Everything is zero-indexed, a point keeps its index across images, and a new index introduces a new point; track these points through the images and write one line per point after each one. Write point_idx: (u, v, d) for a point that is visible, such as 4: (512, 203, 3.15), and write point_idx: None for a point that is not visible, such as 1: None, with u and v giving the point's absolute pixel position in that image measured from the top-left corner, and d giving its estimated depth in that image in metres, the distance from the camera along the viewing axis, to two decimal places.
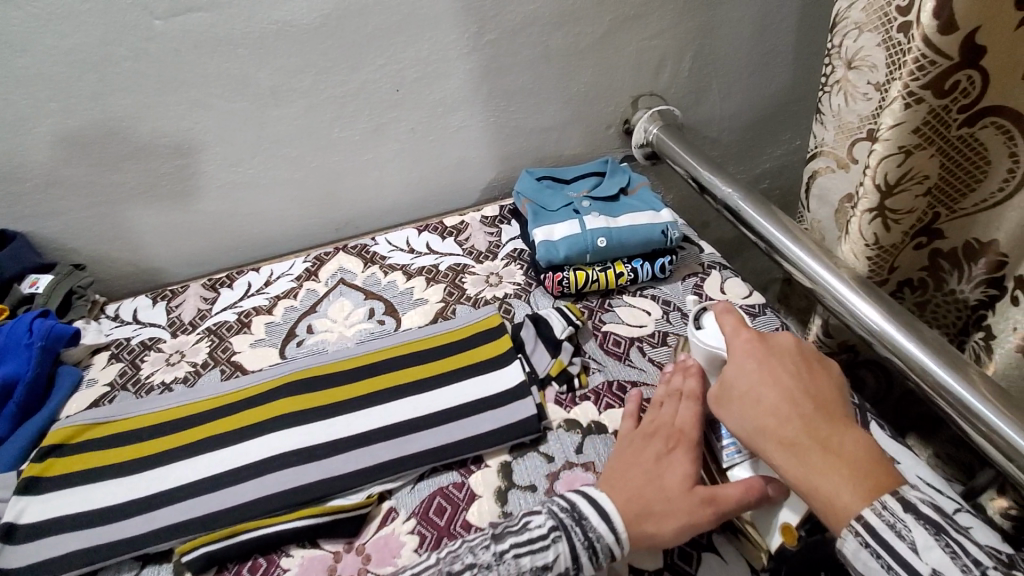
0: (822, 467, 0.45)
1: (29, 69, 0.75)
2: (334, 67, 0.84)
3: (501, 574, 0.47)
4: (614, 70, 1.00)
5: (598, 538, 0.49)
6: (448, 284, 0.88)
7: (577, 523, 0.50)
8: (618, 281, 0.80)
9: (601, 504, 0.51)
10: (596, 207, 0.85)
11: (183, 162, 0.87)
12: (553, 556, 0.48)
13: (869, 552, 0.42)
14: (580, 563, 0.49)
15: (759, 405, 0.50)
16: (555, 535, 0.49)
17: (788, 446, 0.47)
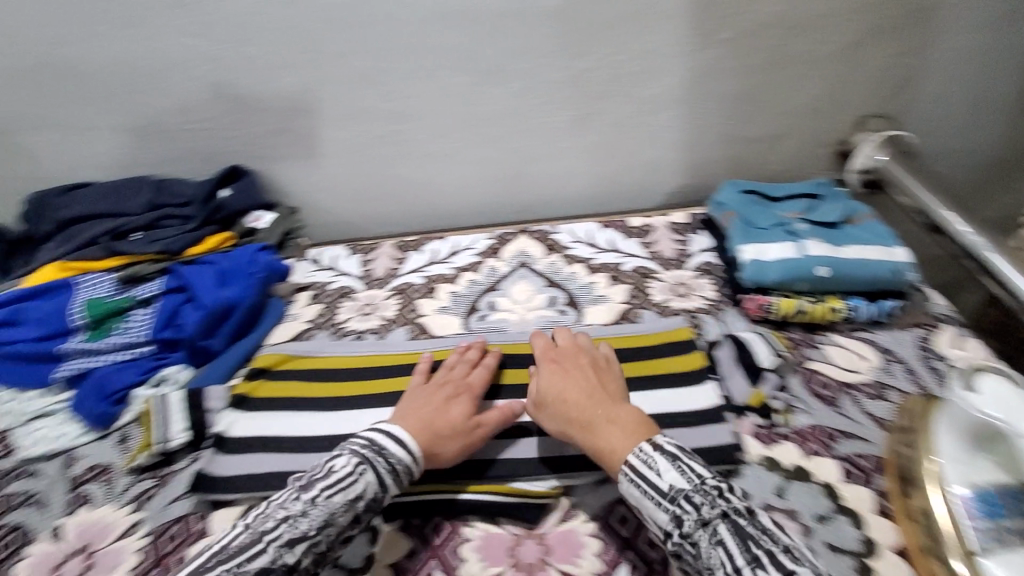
0: (605, 428, 0.55)
1: (295, 22, 0.80)
2: (561, 51, 0.84)
3: (316, 518, 0.49)
4: (846, 87, 0.92)
5: (397, 462, 0.55)
6: (632, 286, 0.85)
7: (378, 453, 0.54)
8: (831, 317, 0.73)
9: (391, 433, 0.56)
10: (814, 232, 0.78)
11: (399, 127, 0.91)
12: (366, 487, 0.52)
13: (636, 485, 0.50)
14: (386, 485, 0.54)
15: (564, 403, 0.58)
16: (361, 468, 0.52)
17: (579, 419, 0.57)
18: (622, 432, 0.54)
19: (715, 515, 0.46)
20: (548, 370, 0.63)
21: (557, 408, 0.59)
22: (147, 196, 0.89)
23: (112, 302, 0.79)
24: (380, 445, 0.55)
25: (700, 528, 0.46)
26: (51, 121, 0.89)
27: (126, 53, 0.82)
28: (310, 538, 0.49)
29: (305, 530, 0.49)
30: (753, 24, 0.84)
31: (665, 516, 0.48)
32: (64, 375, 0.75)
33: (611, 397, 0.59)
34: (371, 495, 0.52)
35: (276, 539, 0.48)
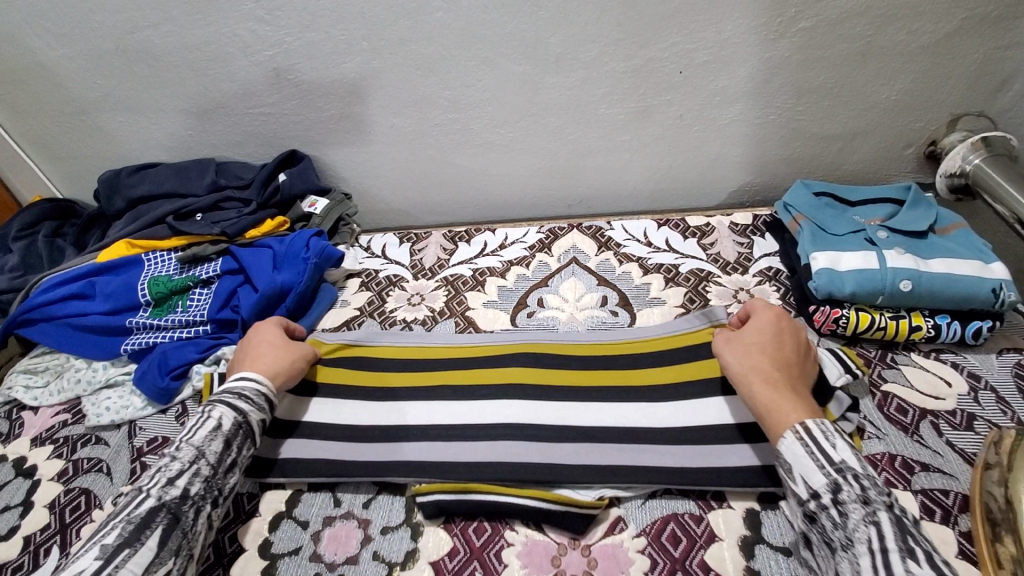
0: (787, 397, 0.55)
1: (355, 7, 0.79)
2: (626, 40, 0.80)
3: (182, 461, 0.55)
4: (942, 81, 0.83)
5: (243, 389, 0.62)
6: (689, 289, 0.81)
7: (225, 392, 0.62)
8: (911, 335, 0.67)
9: (241, 376, 0.64)
10: (898, 242, 0.71)
11: (455, 117, 0.90)
12: (220, 416, 0.59)
13: (805, 446, 0.51)
14: (245, 410, 0.61)
15: (758, 352, 0.60)
16: (209, 410, 0.59)
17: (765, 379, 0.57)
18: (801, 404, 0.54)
19: (881, 502, 0.47)
20: (750, 336, 0.62)
21: (746, 365, 0.59)
22: (210, 178, 0.92)
23: (176, 281, 0.82)
24: (230, 388, 0.63)
25: (858, 503, 0.47)
26: (125, 102, 0.93)
27: (193, 37, 0.84)
28: (192, 467, 0.55)
29: (182, 465, 0.55)
30: (844, 11, 0.76)
31: (824, 480, 0.49)
32: (128, 348, 0.78)
33: (793, 375, 0.58)
34: (232, 422, 0.60)
35: (156, 484, 0.54)
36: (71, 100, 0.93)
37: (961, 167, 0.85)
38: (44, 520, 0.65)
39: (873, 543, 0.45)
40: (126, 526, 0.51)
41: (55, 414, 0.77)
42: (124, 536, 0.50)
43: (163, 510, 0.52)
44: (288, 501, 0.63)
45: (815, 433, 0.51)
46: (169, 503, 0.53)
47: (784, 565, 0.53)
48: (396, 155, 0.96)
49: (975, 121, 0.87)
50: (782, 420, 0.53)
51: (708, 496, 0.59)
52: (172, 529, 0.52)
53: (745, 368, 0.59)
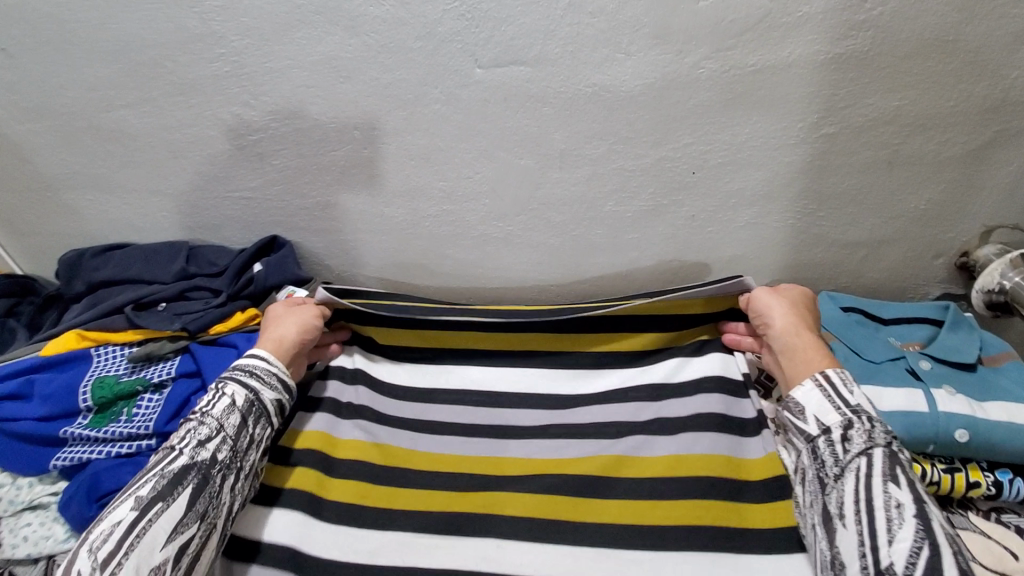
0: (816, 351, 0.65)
1: (348, 95, 0.74)
2: (635, 139, 0.75)
3: (203, 426, 0.62)
4: (974, 192, 0.77)
5: (253, 365, 0.68)
6: None
7: (236, 368, 0.68)
8: (968, 492, 0.57)
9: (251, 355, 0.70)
10: (943, 375, 0.63)
11: (450, 208, 0.84)
12: (234, 392, 0.65)
13: (822, 392, 0.60)
14: (255, 385, 0.67)
15: (796, 309, 0.69)
16: (226, 380, 0.66)
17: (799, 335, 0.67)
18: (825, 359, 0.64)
19: (883, 442, 0.55)
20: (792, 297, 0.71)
21: (787, 318, 0.68)
22: (178, 264, 0.85)
23: (123, 383, 0.72)
24: (243, 365, 0.68)
25: (865, 440, 0.56)
26: (96, 180, 0.87)
27: (175, 118, 0.79)
28: (219, 435, 0.62)
29: (208, 432, 0.62)
30: (868, 119, 0.72)
31: (838, 420, 0.58)
32: (59, 464, 0.68)
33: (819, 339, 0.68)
34: (244, 398, 0.65)
35: (186, 445, 0.61)
36: (37, 176, 0.87)
37: (1000, 284, 0.78)
38: None
39: (860, 471, 0.55)
40: (160, 481, 0.58)
41: None
42: (157, 491, 0.57)
43: (194, 470, 0.59)
44: None
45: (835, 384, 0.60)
46: (200, 465, 0.60)
47: None
48: (384, 243, 0.89)
49: (1011, 234, 0.81)
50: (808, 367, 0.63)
51: None
52: (198, 492, 0.59)
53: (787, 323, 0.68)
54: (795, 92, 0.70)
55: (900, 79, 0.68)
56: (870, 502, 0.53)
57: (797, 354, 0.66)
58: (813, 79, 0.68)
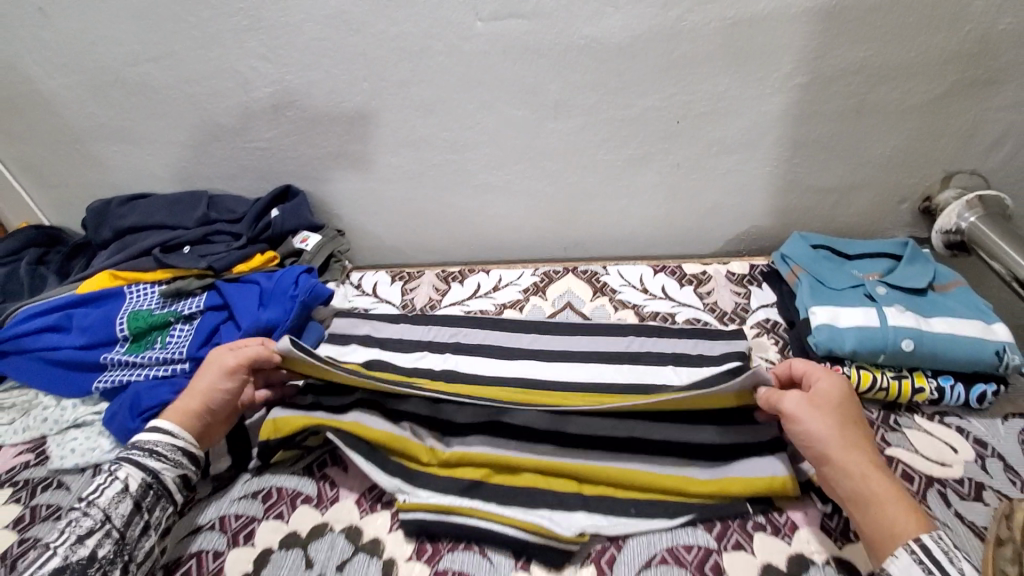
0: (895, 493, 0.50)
1: (357, 48, 0.79)
2: (625, 90, 0.80)
3: (82, 523, 0.53)
4: (936, 138, 0.84)
5: (153, 445, 0.59)
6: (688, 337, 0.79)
7: (132, 449, 0.58)
8: (914, 397, 0.65)
9: (150, 426, 0.60)
10: (898, 299, 0.70)
11: (453, 157, 0.90)
12: (126, 477, 0.56)
13: (921, 564, 0.44)
14: (154, 469, 0.58)
15: (842, 431, 0.53)
16: (113, 467, 0.56)
17: (869, 470, 0.51)
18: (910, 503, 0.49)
19: None
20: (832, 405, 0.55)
21: (842, 448, 0.52)
22: (200, 210, 0.91)
23: (156, 316, 0.79)
24: (141, 444, 0.59)
25: None
26: (119, 133, 0.92)
27: (194, 71, 0.84)
28: (103, 528, 0.53)
29: (91, 524, 0.53)
30: (838, 69, 0.77)
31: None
32: (101, 386, 0.75)
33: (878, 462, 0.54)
34: (138, 483, 0.56)
35: (65, 542, 0.51)
36: (64, 128, 0.92)
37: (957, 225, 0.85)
38: None
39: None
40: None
41: (17, 454, 0.73)
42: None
43: (69, 571, 0.50)
44: (256, 559, 0.58)
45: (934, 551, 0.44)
46: (74, 564, 0.50)
47: None
48: (390, 191, 0.95)
49: (970, 178, 0.88)
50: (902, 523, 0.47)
51: (705, 566, 0.55)
52: None
53: (846, 454, 0.52)
54: (772, 44, 0.75)
55: (867, 30, 0.74)
56: None
57: (875, 507, 0.49)
58: (789, 30, 0.74)
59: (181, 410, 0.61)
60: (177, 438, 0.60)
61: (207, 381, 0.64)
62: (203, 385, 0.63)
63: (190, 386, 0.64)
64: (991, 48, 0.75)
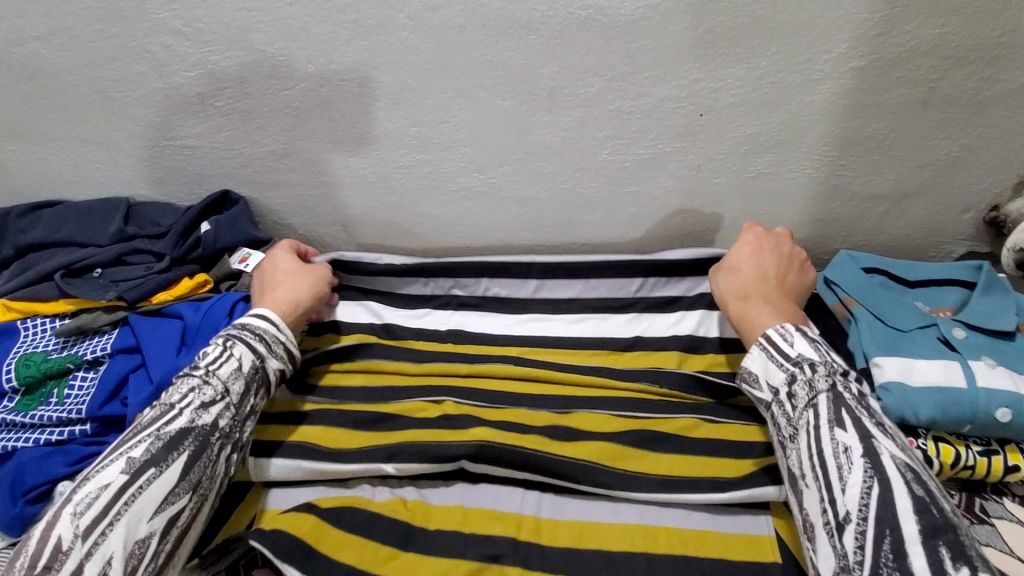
0: (763, 306, 0.58)
1: (296, 21, 0.62)
2: (636, 75, 0.64)
3: (201, 390, 0.53)
4: (1016, 136, 0.68)
5: (266, 333, 0.59)
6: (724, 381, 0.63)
7: (246, 330, 0.58)
8: (1007, 476, 0.51)
9: (264, 317, 0.61)
10: (982, 346, 0.55)
11: (424, 158, 0.74)
12: (245, 358, 0.56)
13: (764, 352, 0.54)
14: (261, 355, 0.58)
15: (737, 272, 0.62)
16: (228, 342, 0.56)
17: (741, 291, 0.61)
18: (772, 310, 0.58)
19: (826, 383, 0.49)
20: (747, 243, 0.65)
21: (734, 284, 0.62)
22: (115, 224, 0.74)
23: (52, 361, 0.64)
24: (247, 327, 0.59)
25: (807, 390, 0.50)
26: (13, 127, 0.75)
27: (95, 51, 0.67)
28: (224, 399, 0.54)
29: (213, 394, 0.53)
30: (905, 49, 0.62)
31: (782, 379, 0.51)
32: None
33: (782, 287, 0.61)
34: (251, 365, 0.57)
35: (189, 405, 0.52)
36: None
37: None
38: None
39: (812, 423, 0.48)
40: (156, 442, 0.50)
41: None
42: (152, 453, 0.49)
43: (193, 435, 0.51)
44: None
45: (771, 337, 0.53)
46: (199, 429, 0.51)
47: None
48: (350, 198, 0.79)
49: None
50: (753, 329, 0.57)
51: None
52: (197, 459, 0.50)
53: (731, 281, 0.63)
54: (824, 16, 0.59)
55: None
56: (824, 454, 0.47)
57: (744, 322, 0.58)
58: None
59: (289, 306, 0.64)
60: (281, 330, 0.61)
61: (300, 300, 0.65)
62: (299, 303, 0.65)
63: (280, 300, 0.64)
64: None
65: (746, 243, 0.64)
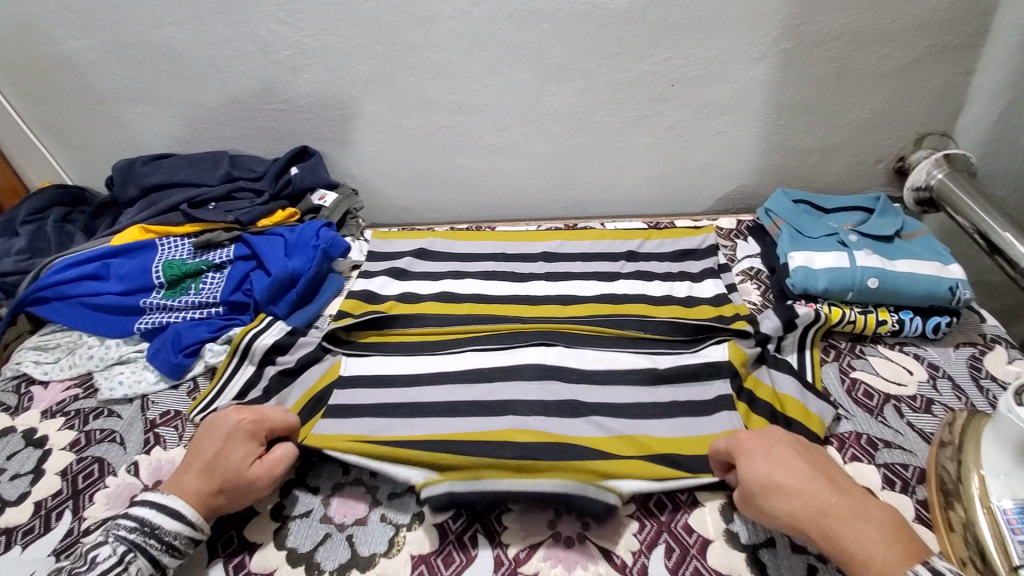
0: (869, 531, 0.48)
1: (372, 13, 0.84)
2: (623, 54, 0.86)
3: None
4: (911, 101, 0.91)
5: (173, 538, 0.55)
6: (693, 279, 0.86)
7: (149, 535, 0.54)
8: (877, 329, 0.73)
9: (165, 509, 0.55)
10: (867, 244, 0.78)
11: (461, 119, 0.96)
12: (136, 574, 0.53)
13: None
14: (164, 563, 0.54)
15: (793, 500, 0.51)
16: (128, 555, 0.52)
17: (824, 524, 0.49)
18: (879, 535, 0.47)
19: None
20: (756, 457, 0.54)
21: (800, 505, 0.50)
22: (223, 168, 0.96)
23: (189, 264, 0.86)
24: (143, 524, 0.54)
25: None
26: (143, 94, 0.97)
27: (216, 35, 0.89)
28: None
29: None
30: (820, 35, 0.84)
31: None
32: (142, 327, 0.82)
33: (846, 492, 0.51)
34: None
35: None
36: (90, 89, 0.97)
37: (926, 182, 0.93)
38: (56, 486, 0.68)
39: None
40: None
41: (66, 388, 0.80)
42: None
43: None
44: (301, 468, 0.66)
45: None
46: None
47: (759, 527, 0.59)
48: (402, 152, 1.01)
49: (941, 140, 0.95)
50: (878, 568, 0.46)
51: None
52: None
53: (791, 511, 0.51)
54: (758, 10, 0.81)
55: None
56: None
57: (858, 563, 0.47)
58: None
59: (202, 491, 0.57)
60: (195, 527, 0.56)
61: (239, 465, 0.58)
62: (241, 460, 0.59)
63: (217, 459, 0.58)
64: (957, 17, 0.82)
65: (753, 451, 0.55)
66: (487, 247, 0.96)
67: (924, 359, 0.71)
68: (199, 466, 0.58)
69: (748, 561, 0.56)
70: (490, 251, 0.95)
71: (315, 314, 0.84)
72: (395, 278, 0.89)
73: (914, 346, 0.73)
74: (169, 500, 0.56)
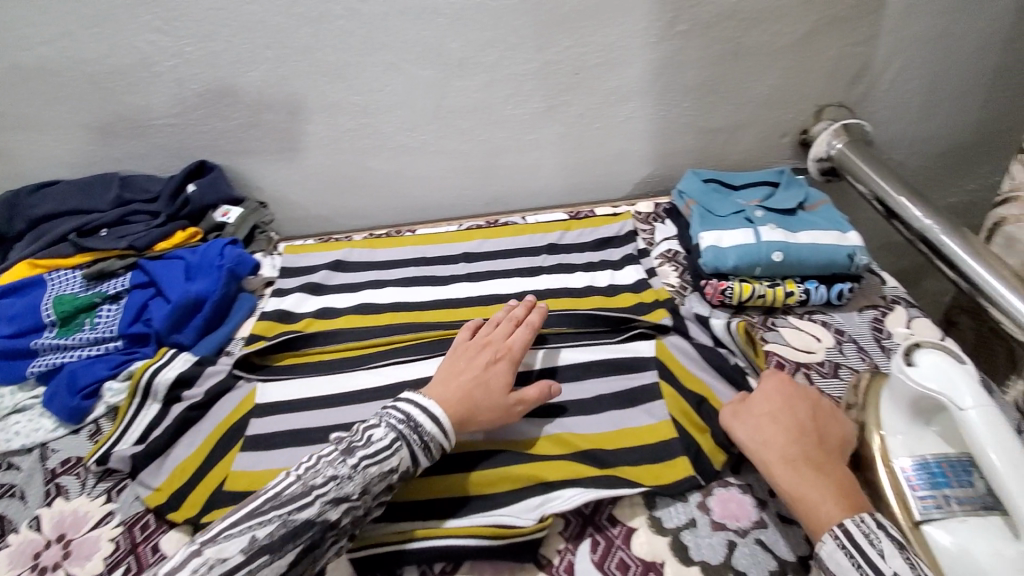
0: (813, 478, 0.53)
1: (255, 16, 0.80)
2: (523, 45, 0.85)
3: (350, 483, 0.51)
4: (807, 75, 0.93)
5: (430, 438, 0.56)
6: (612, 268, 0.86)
7: (415, 432, 0.56)
8: (786, 300, 0.75)
9: (427, 411, 0.57)
10: (771, 219, 0.80)
11: (367, 121, 0.93)
12: (401, 462, 0.54)
13: (849, 556, 0.47)
14: (419, 462, 0.56)
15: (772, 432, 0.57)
16: (396, 444, 0.54)
17: (789, 457, 0.55)
18: (830, 488, 0.52)
19: None
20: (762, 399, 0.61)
21: (778, 439, 0.56)
22: (113, 192, 0.90)
23: (82, 298, 0.80)
24: (424, 432, 0.56)
25: None
26: (13, 118, 0.89)
27: (87, 49, 0.82)
28: (355, 499, 0.52)
29: (351, 491, 0.51)
30: (713, 16, 0.85)
31: None
32: (35, 371, 0.75)
33: (826, 450, 0.55)
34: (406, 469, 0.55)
35: (322, 495, 0.50)
36: None
37: (828, 151, 0.95)
38: None
39: None
40: (281, 527, 0.48)
41: None
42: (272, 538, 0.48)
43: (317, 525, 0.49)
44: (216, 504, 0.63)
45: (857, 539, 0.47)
46: (321, 525, 0.49)
47: (681, 510, 0.60)
48: (309, 160, 0.97)
49: (839, 111, 0.98)
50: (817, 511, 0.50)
51: None
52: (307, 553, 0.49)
53: (763, 441, 0.57)
54: None
55: None
56: None
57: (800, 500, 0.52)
58: None
59: (465, 393, 0.60)
60: (445, 436, 0.57)
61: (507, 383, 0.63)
62: (503, 377, 0.63)
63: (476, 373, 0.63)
64: None
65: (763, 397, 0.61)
66: (405, 251, 0.93)
67: (829, 325, 0.74)
68: (463, 375, 0.62)
69: (671, 544, 0.57)
70: (408, 258, 0.92)
71: (225, 339, 0.80)
72: (311, 294, 0.86)
73: (820, 313, 0.76)
74: (425, 400, 0.58)
